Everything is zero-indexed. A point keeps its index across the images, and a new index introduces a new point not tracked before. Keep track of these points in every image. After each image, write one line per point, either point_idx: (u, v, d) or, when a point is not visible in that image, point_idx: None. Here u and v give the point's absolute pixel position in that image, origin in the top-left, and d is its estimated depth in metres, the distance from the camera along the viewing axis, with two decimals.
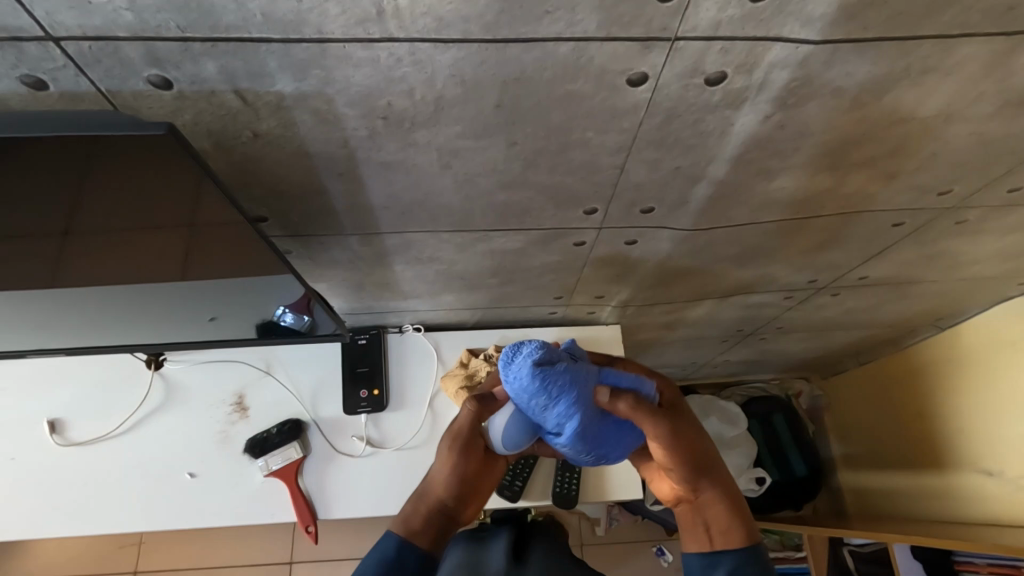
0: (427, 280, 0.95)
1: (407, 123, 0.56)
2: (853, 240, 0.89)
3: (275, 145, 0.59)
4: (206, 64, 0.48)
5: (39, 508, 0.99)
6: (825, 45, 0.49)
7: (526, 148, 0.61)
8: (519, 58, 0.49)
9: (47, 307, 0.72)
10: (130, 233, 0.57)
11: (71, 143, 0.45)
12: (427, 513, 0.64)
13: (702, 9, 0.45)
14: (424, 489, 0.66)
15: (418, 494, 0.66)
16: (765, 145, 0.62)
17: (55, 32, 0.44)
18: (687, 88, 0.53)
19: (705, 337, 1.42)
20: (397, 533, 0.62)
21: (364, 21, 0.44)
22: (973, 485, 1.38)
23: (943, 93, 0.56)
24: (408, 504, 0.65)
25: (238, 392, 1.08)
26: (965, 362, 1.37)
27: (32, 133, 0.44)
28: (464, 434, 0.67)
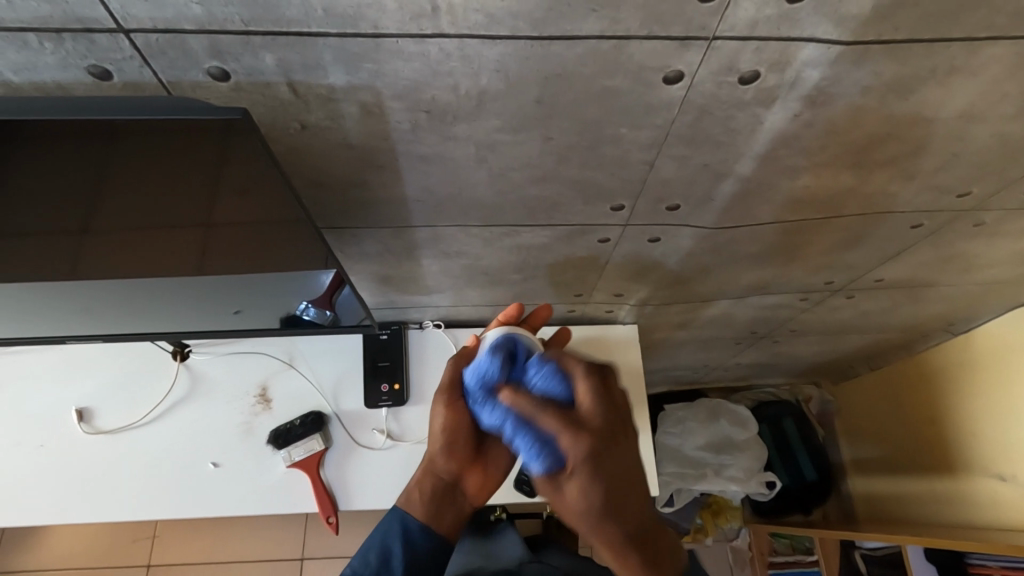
0: (452, 275, 0.97)
1: (449, 117, 0.59)
2: (870, 241, 0.90)
3: (321, 137, 0.61)
4: (265, 57, 0.50)
5: (65, 494, 1.01)
6: (856, 45, 0.51)
7: (561, 143, 0.63)
8: (562, 54, 0.51)
9: (88, 296, 0.74)
10: (147, 231, 0.62)
11: (114, 135, 0.51)
12: (422, 476, 0.71)
13: (741, 9, 0.47)
14: (423, 461, 0.72)
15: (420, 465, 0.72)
16: (792, 144, 0.65)
17: (126, 24, 0.47)
18: (721, 86, 0.56)
19: (718, 339, 1.44)
20: (399, 505, 0.70)
21: (419, 16, 0.47)
22: (985, 489, 1.38)
23: (966, 94, 0.58)
24: (412, 476, 0.72)
25: (262, 383, 1.10)
26: (977, 366, 1.38)
27: (65, 117, 0.49)
28: (449, 390, 0.68)
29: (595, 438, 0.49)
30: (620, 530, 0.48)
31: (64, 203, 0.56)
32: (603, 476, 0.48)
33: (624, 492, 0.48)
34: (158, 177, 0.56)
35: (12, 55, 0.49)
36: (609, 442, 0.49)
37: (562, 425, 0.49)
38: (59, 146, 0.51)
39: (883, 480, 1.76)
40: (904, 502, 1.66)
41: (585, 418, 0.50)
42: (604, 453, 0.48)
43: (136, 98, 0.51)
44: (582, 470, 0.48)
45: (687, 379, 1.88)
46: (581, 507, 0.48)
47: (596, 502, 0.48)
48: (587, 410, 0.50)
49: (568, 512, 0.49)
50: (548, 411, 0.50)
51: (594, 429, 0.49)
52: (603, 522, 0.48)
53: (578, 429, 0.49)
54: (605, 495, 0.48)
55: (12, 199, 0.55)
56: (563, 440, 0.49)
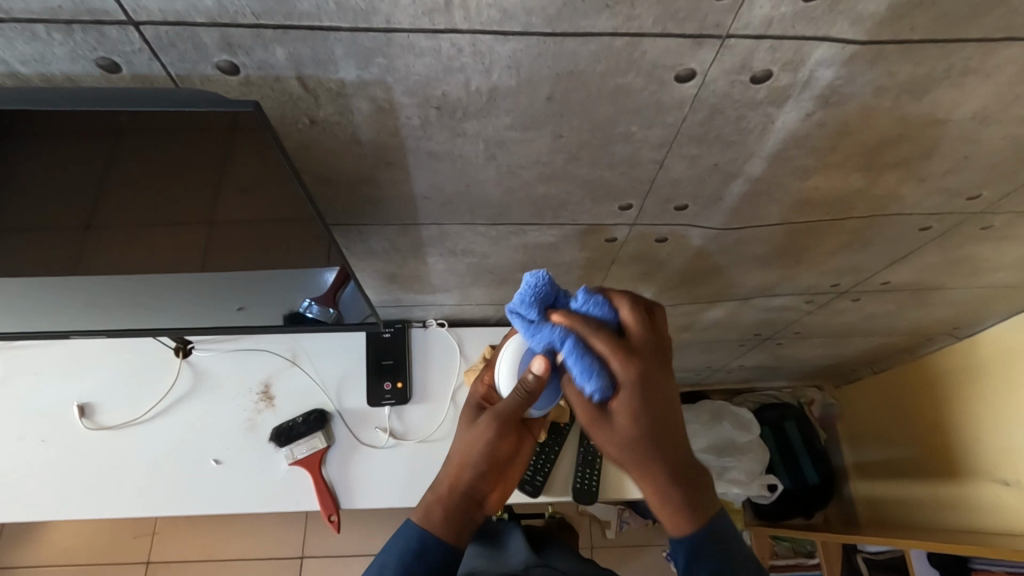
0: (458, 273, 0.97)
1: (459, 113, 0.58)
2: (879, 243, 0.90)
3: (330, 132, 0.61)
4: (276, 51, 0.50)
5: (66, 489, 1.00)
6: (870, 45, 0.51)
7: (571, 141, 0.63)
8: (575, 51, 0.51)
9: (94, 290, 0.74)
10: (152, 229, 0.62)
11: (116, 132, 0.50)
12: (447, 500, 0.66)
13: (756, 7, 0.47)
14: (446, 477, 0.67)
15: (440, 481, 0.67)
16: (803, 144, 0.64)
17: (136, 16, 0.46)
18: (733, 85, 0.55)
19: (722, 341, 1.43)
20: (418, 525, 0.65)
21: (432, 11, 0.46)
22: (986, 493, 1.38)
23: (980, 95, 0.58)
24: (431, 495, 0.67)
25: (265, 381, 1.09)
26: (981, 371, 1.37)
27: (69, 110, 0.48)
28: (502, 415, 0.66)
29: (643, 364, 0.54)
30: (661, 449, 0.55)
31: (72, 195, 0.56)
32: (650, 398, 0.54)
33: (667, 418, 0.55)
34: (165, 171, 0.55)
35: (22, 47, 0.49)
36: (655, 368, 0.55)
37: (614, 349, 0.54)
38: (65, 141, 0.51)
39: (885, 485, 1.75)
40: (907, 507, 1.66)
41: (634, 344, 0.55)
42: (652, 378, 0.54)
43: (141, 90, 0.50)
44: (632, 390, 0.54)
45: (689, 380, 1.87)
46: (631, 426, 0.54)
47: (643, 420, 0.54)
48: (638, 338, 0.56)
49: (615, 433, 0.55)
50: (602, 336, 0.55)
51: (643, 353, 0.55)
52: (647, 438, 0.54)
53: (630, 354, 0.54)
54: (650, 417, 0.54)
55: (18, 192, 0.55)
56: (615, 363, 0.54)
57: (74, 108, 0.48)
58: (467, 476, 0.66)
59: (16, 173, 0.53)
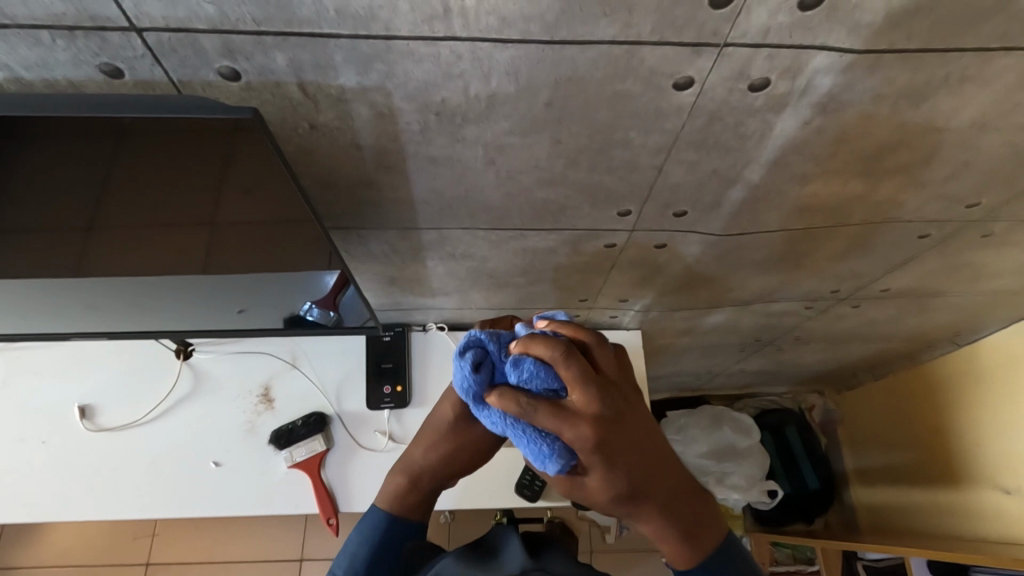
0: (457, 277, 0.97)
1: (459, 119, 0.59)
2: (879, 250, 0.90)
3: (330, 137, 0.61)
4: (277, 56, 0.50)
5: (66, 490, 1.01)
6: (868, 53, 0.51)
7: (570, 146, 0.63)
8: (574, 58, 0.51)
9: (95, 292, 0.74)
10: (152, 231, 0.62)
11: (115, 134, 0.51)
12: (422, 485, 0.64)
13: (753, 15, 0.47)
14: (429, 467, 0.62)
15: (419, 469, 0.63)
16: (802, 150, 0.64)
17: (139, 22, 0.47)
18: (731, 92, 0.55)
19: (723, 346, 1.43)
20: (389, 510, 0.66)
21: (431, 18, 0.47)
22: (986, 501, 1.37)
23: (978, 103, 0.58)
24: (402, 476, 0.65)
25: (265, 383, 1.10)
26: (981, 377, 1.37)
27: (75, 115, 0.49)
28: None
29: (597, 431, 0.47)
30: (643, 495, 0.50)
31: (72, 197, 0.56)
32: (614, 461, 0.48)
33: (638, 468, 0.49)
34: (168, 174, 0.55)
35: (26, 52, 0.50)
36: (611, 426, 0.47)
37: (560, 423, 0.47)
38: (67, 143, 0.51)
39: (886, 492, 1.75)
40: (907, 514, 1.65)
41: (581, 408, 0.47)
42: (610, 441, 0.47)
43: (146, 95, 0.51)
44: (596, 461, 0.48)
45: (690, 385, 1.87)
46: (605, 491, 0.49)
47: (614, 484, 0.49)
48: (581, 401, 0.47)
49: (590, 495, 0.51)
50: (544, 412, 0.47)
51: (594, 418, 0.47)
52: (626, 493, 0.50)
53: (579, 423, 0.46)
54: (620, 475, 0.49)
55: (20, 194, 0.55)
56: (569, 437, 0.47)
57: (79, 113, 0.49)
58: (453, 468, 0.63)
59: (17, 174, 0.53)
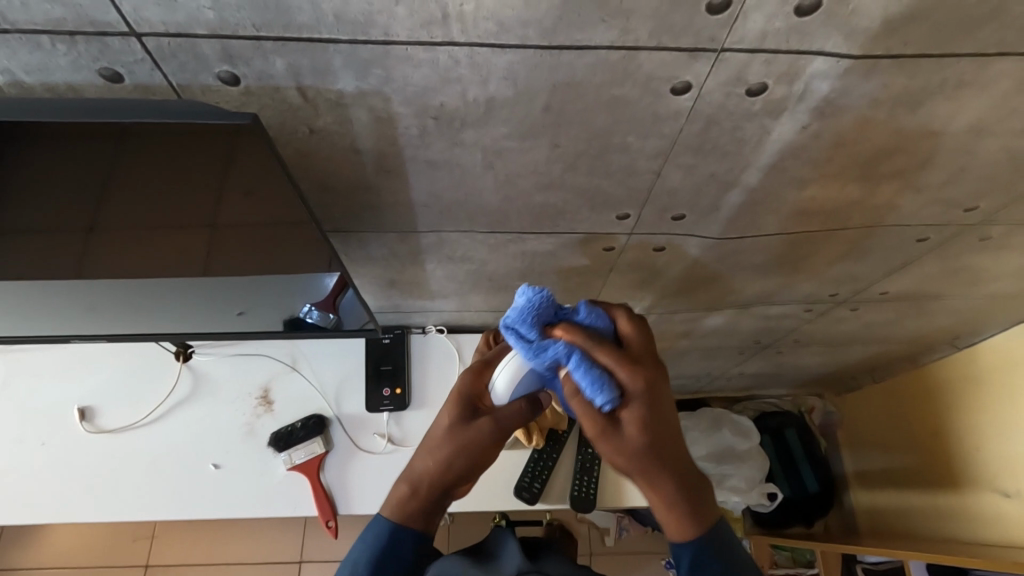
0: (456, 279, 0.97)
1: (458, 123, 0.59)
2: (877, 253, 0.90)
3: (329, 141, 0.61)
4: (276, 61, 0.51)
5: (66, 492, 1.01)
6: (864, 58, 0.51)
7: (568, 150, 0.63)
8: (571, 63, 0.51)
9: (94, 294, 0.74)
10: (153, 232, 0.62)
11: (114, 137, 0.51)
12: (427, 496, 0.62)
13: (750, 21, 0.47)
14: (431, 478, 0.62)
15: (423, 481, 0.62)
16: (800, 154, 0.64)
17: (139, 28, 0.47)
18: (729, 97, 0.56)
19: (722, 348, 1.43)
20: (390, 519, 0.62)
21: (430, 24, 0.47)
22: (986, 504, 1.37)
23: (975, 107, 0.58)
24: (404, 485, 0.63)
25: (264, 385, 1.10)
26: (981, 381, 1.37)
27: (73, 120, 0.49)
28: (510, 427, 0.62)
29: (650, 374, 0.50)
30: (675, 458, 0.49)
31: (71, 197, 0.56)
32: (660, 404, 0.49)
33: (674, 427, 0.50)
34: (166, 175, 0.55)
35: (26, 57, 0.50)
36: (660, 373, 0.51)
37: (620, 359, 0.50)
38: (67, 146, 0.52)
39: (886, 495, 1.74)
40: (907, 517, 1.65)
41: (636, 352, 0.51)
42: (659, 387, 0.50)
43: (144, 100, 0.51)
44: (642, 400, 0.49)
45: (690, 387, 1.87)
46: (643, 438, 0.48)
47: (653, 435, 0.48)
48: (636, 346, 0.52)
49: (625, 447, 0.49)
50: (604, 348, 0.51)
51: (650, 361, 0.51)
52: (661, 446, 0.49)
53: (636, 362, 0.50)
54: (663, 423, 0.49)
55: (21, 195, 0.55)
56: (623, 372, 0.49)
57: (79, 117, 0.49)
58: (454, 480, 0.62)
59: (17, 174, 0.53)
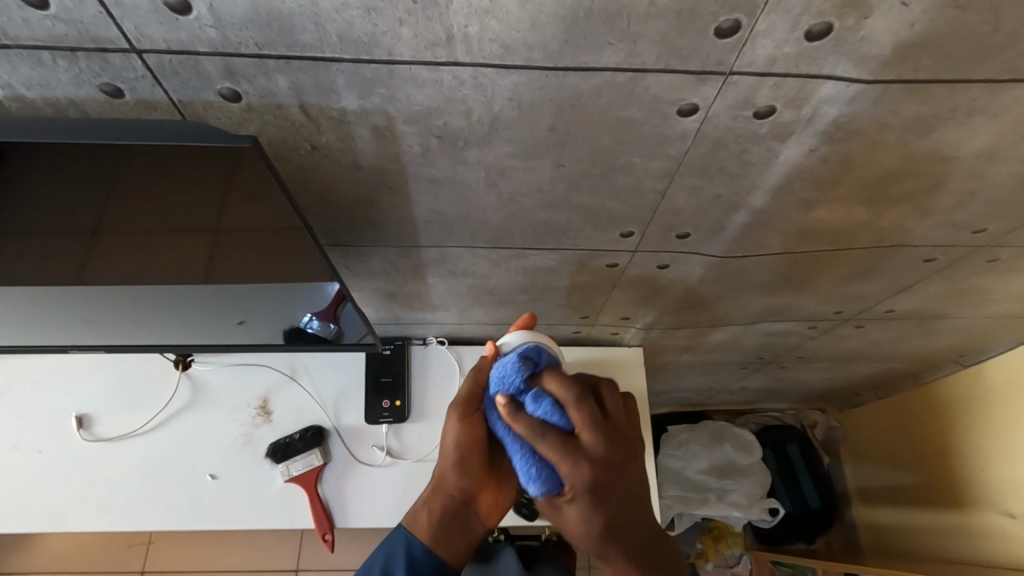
0: (457, 293, 0.96)
1: (461, 141, 0.58)
2: (883, 273, 0.89)
3: (331, 157, 0.61)
4: (278, 79, 0.50)
5: (61, 500, 1.00)
6: (874, 84, 0.51)
7: (573, 169, 0.62)
8: (577, 85, 0.51)
9: (92, 303, 0.74)
10: (153, 238, 0.60)
11: (113, 154, 0.50)
12: (433, 498, 0.69)
13: (759, 46, 0.47)
14: (433, 481, 0.70)
15: (429, 485, 0.71)
16: (807, 177, 0.64)
17: (140, 44, 0.47)
18: (736, 120, 0.55)
19: (725, 363, 1.42)
20: (405, 528, 0.69)
21: (434, 45, 0.46)
22: (989, 524, 1.35)
23: (986, 133, 0.57)
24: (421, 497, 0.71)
25: (263, 395, 1.09)
26: (985, 398, 1.35)
27: (73, 140, 0.49)
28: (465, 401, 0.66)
29: (592, 471, 0.52)
30: (616, 544, 0.53)
31: (72, 204, 0.55)
32: (594, 504, 0.52)
33: (619, 519, 0.53)
34: (167, 188, 0.55)
35: (27, 72, 0.49)
36: (605, 473, 0.52)
37: (560, 456, 0.53)
38: (65, 160, 0.51)
39: (889, 511, 1.72)
40: (910, 535, 1.63)
41: (579, 444, 0.53)
42: (602, 484, 0.52)
43: (146, 120, 0.51)
44: (581, 498, 0.52)
45: (692, 400, 1.86)
46: (579, 533, 0.53)
47: (592, 526, 0.52)
48: (581, 436, 0.53)
49: (568, 532, 0.54)
50: (546, 439, 0.54)
51: (592, 455, 0.52)
52: (600, 539, 0.52)
53: (577, 459, 0.52)
54: (601, 519, 0.52)
55: (17, 206, 0.54)
56: (563, 469, 0.52)
57: (81, 139, 0.49)
58: (450, 480, 0.69)
59: (13, 191, 0.52)
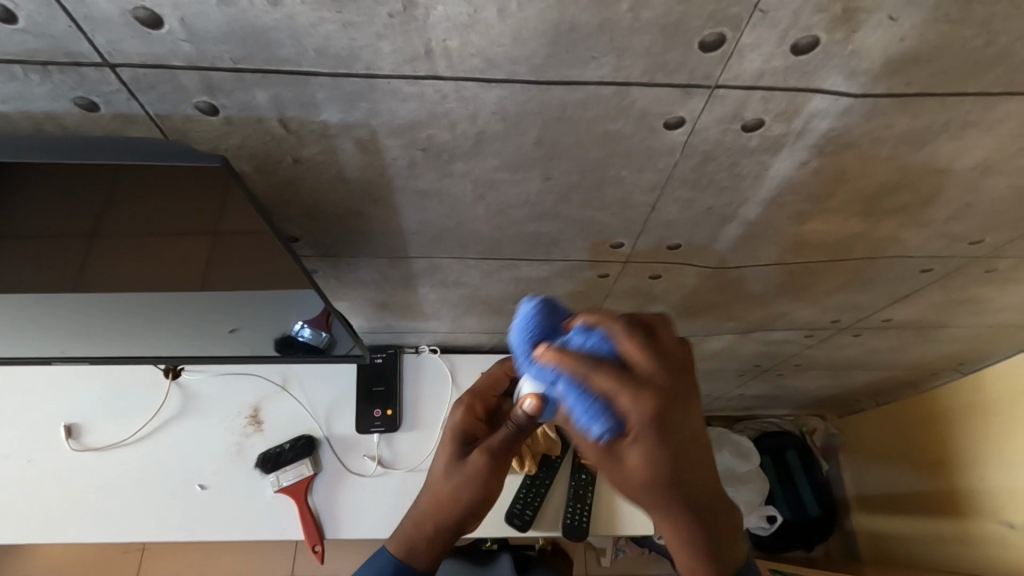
0: (449, 303, 0.95)
1: (446, 155, 0.57)
2: (879, 283, 0.88)
3: (315, 170, 0.60)
4: (257, 93, 0.49)
5: (49, 512, 0.99)
6: (866, 98, 0.49)
7: (560, 182, 0.61)
8: (562, 98, 0.49)
9: (80, 314, 0.73)
10: (138, 249, 0.59)
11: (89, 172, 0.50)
12: (432, 529, 0.66)
13: (747, 60, 0.45)
14: (430, 509, 0.66)
15: (424, 511, 0.67)
16: (800, 190, 0.63)
17: (113, 59, 0.46)
18: (725, 133, 0.54)
19: (722, 370, 1.41)
20: (396, 552, 0.66)
21: (415, 59, 0.45)
22: (991, 534, 1.32)
23: (982, 145, 0.56)
24: (412, 520, 0.68)
25: (255, 404, 1.08)
26: (985, 406, 1.32)
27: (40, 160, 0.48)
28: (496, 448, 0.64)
29: (661, 402, 0.44)
30: (685, 482, 0.46)
31: (53, 216, 0.53)
32: (668, 437, 0.44)
33: (689, 449, 0.46)
34: (145, 203, 0.54)
35: (0, 86, 0.48)
36: (675, 404, 0.45)
37: (620, 386, 0.44)
38: (42, 179, 0.50)
39: (892, 522, 1.70)
40: (913, 546, 1.60)
41: (642, 375, 0.45)
42: (671, 416, 0.45)
43: (125, 141, 0.50)
44: (646, 432, 0.44)
45: None
46: (644, 472, 0.45)
47: (660, 464, 0.45)
48: (642, 367, 0.45)
49: (628, 477, 0.46)
50: (602, 370, 0.44)
51: (658, 387, 0.45)
52: (671, 474, 0.46)
53: (641, 389, 0.44)
54: (670, 454, 0.45)
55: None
56: (625, 402, 0.44)
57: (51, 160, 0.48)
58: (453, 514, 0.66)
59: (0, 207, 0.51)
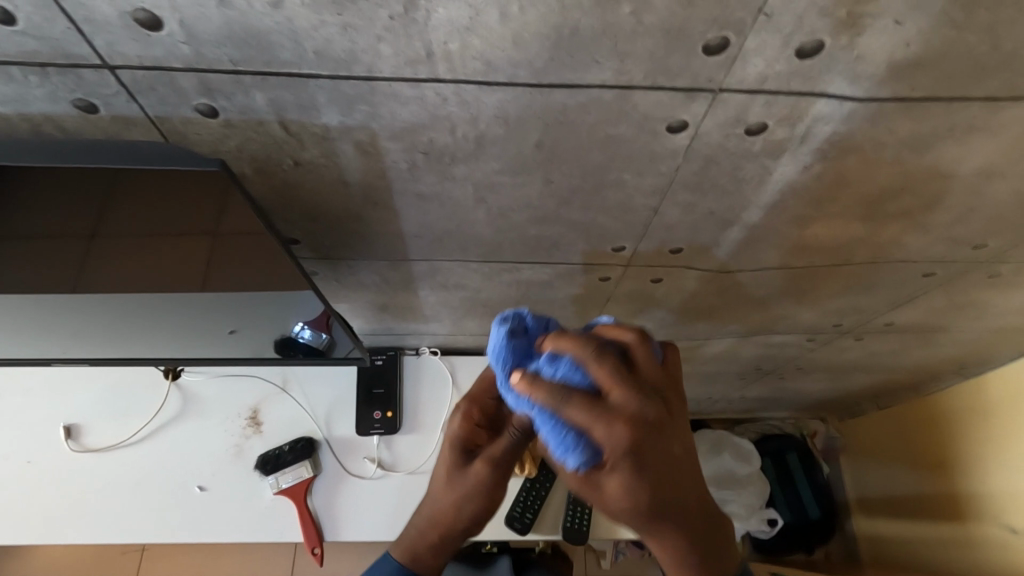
0: (450, 305, 0.95)
1: (446, 158, 0.57)
2: (881, 287, 0.88)
3: (315, 172, 0.60)
4: (256, 96, 0.49)
5: (48, 513, 0.99)
6: (869, 103, 0.49)
7: (562, 186, 0.61)
8: (563, 102, 0.49)
9: (78, 315, 0.73)
10: (137, 251, 0.59)
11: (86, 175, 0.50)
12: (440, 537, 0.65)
13: (750, 64, 0.45)
14: (437, 519, 0.64)
15: (431, 520, 0.65)
16: (803, 194, 0.62)
17: (112, 60, 0.45)
18: (728, 137, 0.53)
19: (723, 373, 1.40)
20: (402, 559, 0.66)
21: (415, 62, 0.45)
22: (988, 535, 1.32)
23: (986, 150, 0.56)
24: (418, 527, 0.66)
25: (255, 405, 1.08)
26: (985, 409, 1.32)
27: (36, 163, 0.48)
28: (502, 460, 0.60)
29: (637, 432, 0.40)
30: (669, 508, 0.43)
31: (49, 218, 0.53)
32: (647, 466, 0.41)
33: (671, 476, 0.42)
34: (143, 204, 0.54)
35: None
36: (652, 433, 0.41)
37: (593, 418, 0.40)
38: (40, 181, 0.50)
39: (892, 525, 1.69)
40: (913, 549, 1.59)
41: (615, 405, 0.41)
42: (647, 446, 0.41)
43: (121, 143, 0.50)
44: (621, 463, 0.41)
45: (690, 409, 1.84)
46: (624, 502, 0.42)
47: (640, 496, 0.42)
48: (615, 396, 0.41)
49: (608, 504, 0.43)
50: (574, 402, 0.41)
51: (634, 416, 0.41)
52: (652, 503, 0.42)
53: (614, 419, 0.40)
54: (649, 484, 0.42)
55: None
56: (598, 434, 0.41)
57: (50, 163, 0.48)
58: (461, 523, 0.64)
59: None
